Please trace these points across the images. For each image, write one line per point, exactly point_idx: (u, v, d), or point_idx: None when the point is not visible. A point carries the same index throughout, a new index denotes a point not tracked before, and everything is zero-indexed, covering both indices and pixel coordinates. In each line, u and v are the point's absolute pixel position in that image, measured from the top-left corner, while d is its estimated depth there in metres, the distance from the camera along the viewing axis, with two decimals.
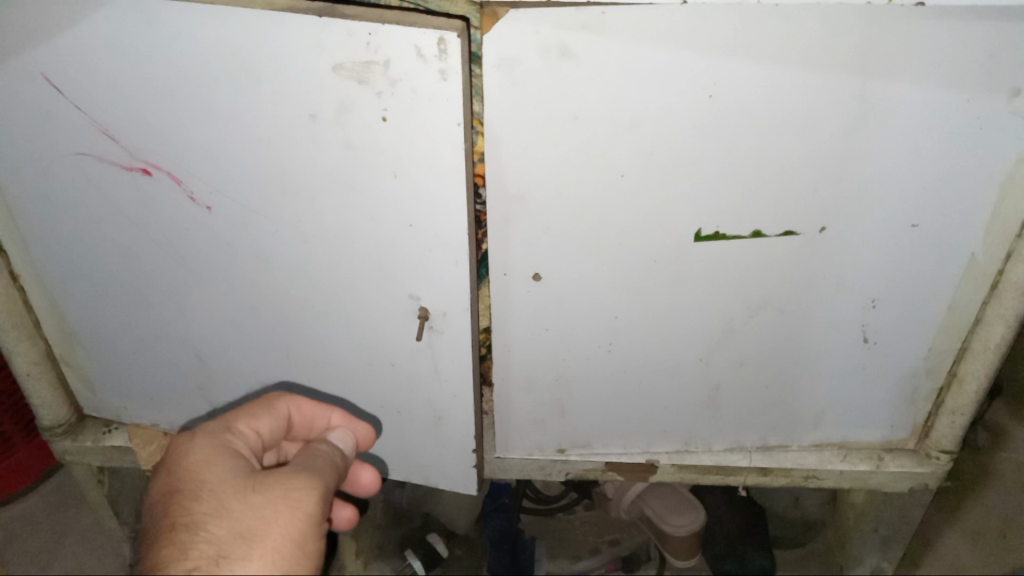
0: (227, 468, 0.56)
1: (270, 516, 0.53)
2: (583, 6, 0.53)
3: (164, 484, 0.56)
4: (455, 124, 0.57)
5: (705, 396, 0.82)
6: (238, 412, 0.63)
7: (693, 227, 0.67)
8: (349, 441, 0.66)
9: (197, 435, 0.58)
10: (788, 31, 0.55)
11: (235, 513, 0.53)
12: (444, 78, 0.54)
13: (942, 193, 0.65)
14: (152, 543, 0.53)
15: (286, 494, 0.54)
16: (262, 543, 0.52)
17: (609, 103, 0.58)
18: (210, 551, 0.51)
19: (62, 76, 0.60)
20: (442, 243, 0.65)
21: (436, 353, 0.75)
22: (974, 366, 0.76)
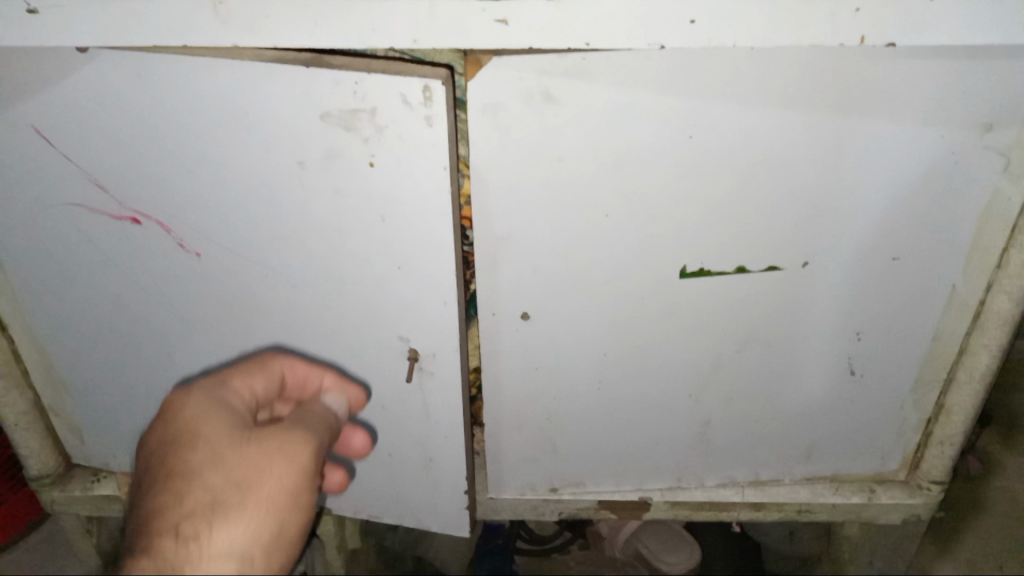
0: (223, 420, 0.55)
1: (266, 469, 0.53)
2: (564, 52, 0.55)
3: (157, 434, 0.55)
4: (442, 167, 0.58)
5: (696, 431, 0.82)
6: (232, 370, 0.62)
7: (678, 264, 0.68)
8: (341, 402, 0.66)
9: (194, 390, 0.57)
10: (763, 71, 0.56)
11: (231, 463, 0.53)
12: (430, 124, 0.55)
13: (920, 226, 0.66)
14: (146, 490, 0.53)
15: (281, 446, 0.54)
16: (256, 496, 0.52)
17: (592, 144, 0.60)
18: (205, 501, 0.51)
19: (50, 128, 0.61)
20: (430, 285, 0.66)
21: (427, 394, 0.75)
22: (961, 396, 0.77)
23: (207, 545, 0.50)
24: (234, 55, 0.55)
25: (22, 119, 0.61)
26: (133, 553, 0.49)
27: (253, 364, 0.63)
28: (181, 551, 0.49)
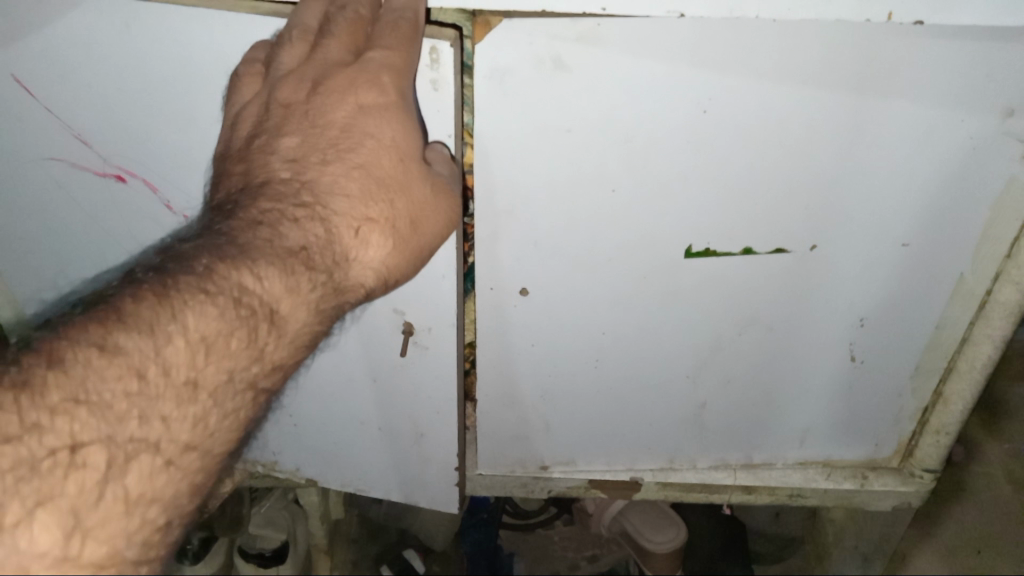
0: (410, 136, 0.52)
1: (435, 218, 0.54)
2: (579, 17, 0.52)
3: (343, 113, 0.51)
4: (446, 135, 0.55)
5: (692, 412, 0.81)
6: (404, 30, 0.50)
7: (684, 244, 0.66)
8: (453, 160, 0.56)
9: (388, 79, 0.50)
10: (786, 45, 0.54)
11: (413, 191, 0.52)
12: (435, 88, 0.53)
13: (932, 213, 0.65)
14: (325, 162, 0.51)
15: (448, 202, 0.54)
16: (421, 235, 0.54)
17: (602, 115, 0.57)
18: (384, 217, 0.52)
19: (30, 76, 0.57)
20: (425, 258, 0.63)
21: (420, 368, 0.73)
22: (960, 386, 0.76)
23: (370, 258, 0.52)
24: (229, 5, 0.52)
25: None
26: (304, 218, 0.50)
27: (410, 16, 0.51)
28: (353, 244, 0.51)
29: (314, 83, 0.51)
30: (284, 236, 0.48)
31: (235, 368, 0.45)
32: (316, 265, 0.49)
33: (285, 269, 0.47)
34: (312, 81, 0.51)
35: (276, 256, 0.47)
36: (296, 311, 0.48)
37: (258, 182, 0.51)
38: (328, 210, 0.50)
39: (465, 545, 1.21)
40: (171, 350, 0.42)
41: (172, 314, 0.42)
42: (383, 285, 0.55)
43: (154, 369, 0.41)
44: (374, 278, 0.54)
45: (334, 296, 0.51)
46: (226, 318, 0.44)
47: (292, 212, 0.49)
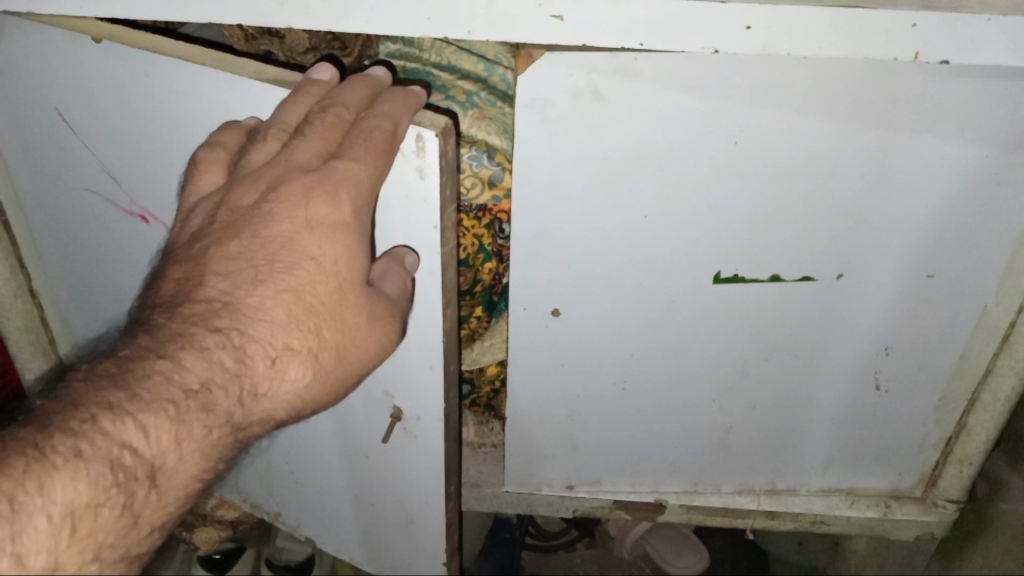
0: (353, 263, 0.52)
1: (364, 343, 0.54)
2: (617, 51, 0.55)
3: (288, 225, 0.50)
4: (431, 227, 0.56)
5: (717, 436, 0.82)
6: (377, 146, 0.50)
7: (712, 269, 0.68)
8: (399, 280, 0.56)
9: (344, 198, 0.50)
10: (814, 81, 0.56)
11: (344, 320, 0.53)
12: (421, 176, 0.53)
13: (956, 245, 0.66)
14: (254, 283, 0.50)
15: (384, 323, 0.55)
16: (343, 365, 0.54)
17: (638, 142, 0.59)
18: (305, 347, 0.51)
19: (97, 105, 0.62)
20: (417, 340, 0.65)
21: (409, 449, 0.76)
22: (983, 417, 0.77)
23: (285, 386, 0.51)
24: (235, 68, 0.55)
25: (73, 93, 0.62)
26: (217, 345, 0.48)
27: (388, 130, 0.50)
28: (267, 375, 0.50)
29: (267, 187, 0.50)
30: (184, 373, 0.46)
31: (109, 540, 0.43)
32: (222, 397, 0.48)
33: (176, 416, 0.45)
34: (263, 189, 0.51)
35: (169, 397, 0.45)
36: (186, 459, 0.46)
37: (194, 282, 0.50)
38: (244, 336, 0.49)
39: (487, 566, 1.22)
40: (30, 529, 0.40)
41: (38, 485, 0.40)
42: (296, 412, 0.54)
43: (7, 558, 0.39)
44: (285, 407, 0.53)
45: (236, 433, 0.49)
46: (99, 486, 0.42)
47: (203, 340, 0.48)
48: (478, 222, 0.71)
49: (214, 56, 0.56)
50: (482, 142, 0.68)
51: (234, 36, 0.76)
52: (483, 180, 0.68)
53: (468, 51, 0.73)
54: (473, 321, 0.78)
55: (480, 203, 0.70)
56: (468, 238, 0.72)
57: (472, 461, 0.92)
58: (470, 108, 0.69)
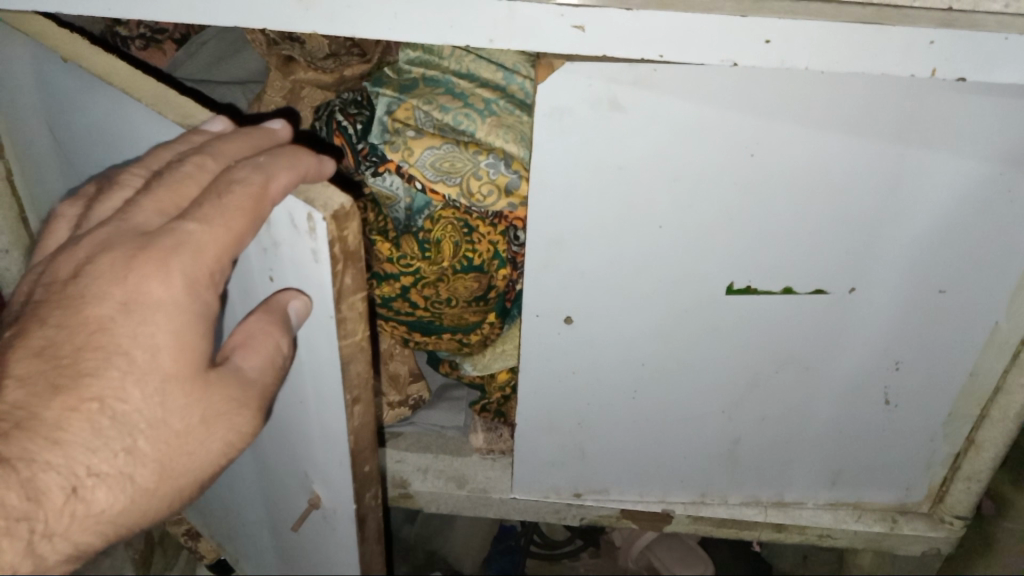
0: (179, 355, 0.48)
1: (196, 446, 0.51)
2: (636, 62, 0.55)
3: (101, 308, 0.46)
4: (328, 315, 0.53)
5: (726, 447, 0.82)
6: (238, 205, 0.47)
7: (725, 281, 0.68)
8: (251, 362, 0.53)
9: (173, 272, 0.46)
10: (830, 95, 0.57)
11: (167, 426, 0.49)
12: (315, 259, 0.50)
13: (968, 262, 0.67)
14: (54, 390, 0.44)
15: (223, 418, 0.51)
16: (173, 477, 0.50)
17: (654, 152, 0.60)
18: (114, 468, 0.47)
19: (95, 122, 0.62)
20: (328, 434, 0.63)
21: (326, 535, 0.75)
22: (992, 433, 0.78)
23: (94, 509, 0.47)
24: (171, 110, 0.55)
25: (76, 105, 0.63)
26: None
27: (258, 182, 0.47)
28: (67, 507, 0.45)
29: (94, 256, 0.47)
30: None
31: None
32: (6, 547, 0.43)
33: None
34: (85, 260, 0.48)
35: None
36: None
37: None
38: (33, 467, 0.43)
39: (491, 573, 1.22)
40: None
41: None
42: (115, 531, 0.50)
43: None
44: (98, 533, 0.48)
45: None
46: None
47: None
48: (493, 228, 0.72)
49: (159, 90, 0.56)
50: (499, 150, 0.69)
51: (256, 41, 0.80)
52: (500, 188, 0.68)
53: (487, 59, 0.73)
54: (486, 327, 0.79)
55: (496, 210, 0.70)
56: (482, 246, 0.72)
57: (479, 467, 0.92)
58: (488, 115, 0.70)
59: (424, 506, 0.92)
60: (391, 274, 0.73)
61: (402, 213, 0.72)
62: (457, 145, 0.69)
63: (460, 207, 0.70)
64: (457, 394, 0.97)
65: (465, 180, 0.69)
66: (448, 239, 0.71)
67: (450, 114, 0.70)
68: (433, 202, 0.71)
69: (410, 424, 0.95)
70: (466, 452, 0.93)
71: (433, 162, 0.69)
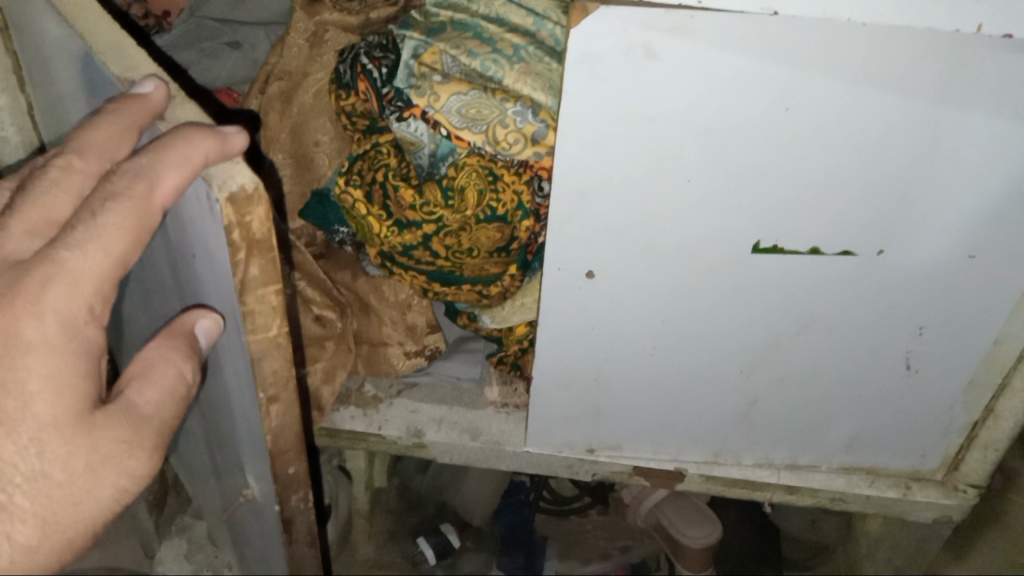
0: (56, 402, 0.44)
1: (86, 498, 0.47)
2: (674, 9, 0.54)
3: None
4: (234, 304, 0.47)
5: (742, 408, 0.82)
6: (115, 223, 0.42)
7: (752, 239, 0.67)
8: (151, 396, 0.49)
9: (45, 311, 0.43)
10: (872, 49, 0.55)
11: (47, 480, 0.45)
12: (218, 243, 0.44)
13: (1001, 228, 0.65)
14: None
15: (116, 464, 0.48)
16: (58, 532, 0.47)
17: (688, 104, 0.59)
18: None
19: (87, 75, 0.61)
20: (251, 430, 0.58)
21: (261, 525, 0.73)
22: (1012, 403, 0.77)
23: None
24: (114, 62, 0.53)
25: (70, 57, 0.63)
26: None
27: (141, 191, 0.43)
28: None
29: None
30: None
31: None
32: None
33: None
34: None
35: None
36: None
37: None
38: None
39: (499, 526, 1.23)
40: None
41: None
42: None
43: None
44: None
45: None
46: None
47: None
48: (518, 178, 0.71)
49: (116, 41, 0.54)
50: (527, 98, 0.67)
51: None
52: (527, 136, 0.67)
53: (517, 4, 0.72)
54: (506, 279, 0.78)
55: (523, 159, 0.68)
56: (506, 195, 0.71)
57: (494, 420, 0.92)
58: (517, 62, 0.68)
59: (437, 456, 0.92)
60: (413, 222, 0.73)
61: (425, 160, 0.72)
62: (484, 91, 0.68)
63: (485, 154, 0.70)
64: (473, 346, 0.98)
65: (491, 128, 0.68)
66: (472, 186, 0.71)
67: (479, 60, 0.68)
68: (458, 148, 0.70)
69: (426, 374, 0.95)
70: (481, 405, 0.93)
71: (459, 108, 0.68)
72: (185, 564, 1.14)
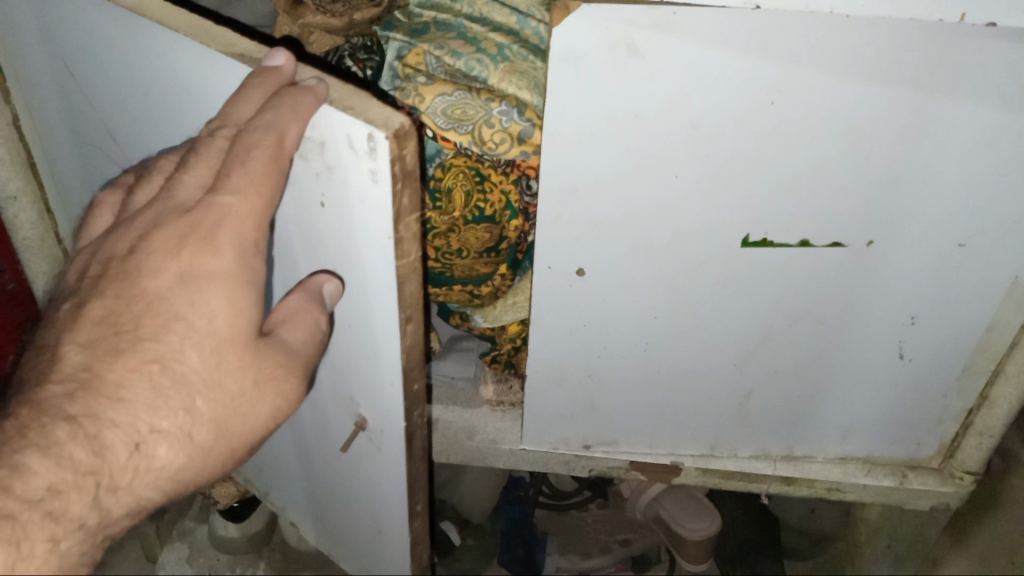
0: (234, 320, 0.51)
1: (249, 410, 0.54)
2: (656, 5, 0.53)
3: (158, 281, 0.49)
4: (385, 237, 0.51)
5: (737, 401, 0.82)
6: (256, 168, 0.48)
7: (741, 233, 0.67)
8: (299, 335, 0.56)
9: (222, 246, 0.49)
10: (855, 41, 0.55)
11: (222, 388, 0.52)
12: (374, 181, 0.48)
13: (991, 214, 0.65)
14: (115, 353, 0.48)
15: (276, 383, 0.55)
16: (225, 435, 0.54)
17: (672, 101, 0.59)
18: (175, 426, 0.50)
19: (119, 77, 0.61)
20: (375, 354, 0.63)
21: (372, 463, 0.77)
22: (1006, 389, 0.77)
23: (156, 460, 0.49)
24: (212, 43, 0.51)
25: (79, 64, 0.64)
26: (67, 439, 0.46)
27: (272, 141, 0.47)
28: (131, 462, 0.48)
29: (141, 234, 0.51)
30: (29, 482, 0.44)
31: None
32: (75, 499, 0.46)
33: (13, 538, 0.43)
34: (139, 237, 0.51)
35: (8, 513, 0.43)
36: None
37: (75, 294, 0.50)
38: (98, 423, 0.47)
39: (499, 522, 1.24)
40: None
41: None
42: (175, 484, 0.53)
43: None
44: (158, 487, 0.51)
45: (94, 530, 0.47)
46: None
47: (54, 435, 0.45)
48: (505, 177, 0.70)
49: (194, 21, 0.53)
50: (512, 97, 0.67)
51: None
52: (512, 136, 0.67)
53: (501, 4, 0.74)
54: (497, 278, 0.79)
55: (509, 158, 0.68)
56: (494, 195, 0.71)
57: (489, 418, 0.92)
58: (501, 61, 0.69)
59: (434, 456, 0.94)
60: None
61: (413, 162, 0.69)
62: (470, 91, 0.67)
63: (471, 154, 0.69)
64: (468, 344, 0.98)
65: (477, 128, 0.67)
66: (459, 188, 0.70)
67: (462, 60, 0.69)
68: (445, 149, 0.69)
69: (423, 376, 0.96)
70: (476, 403, 0.93)
71: (445, 109, 0.67)
72: (185, 567, 1.19)
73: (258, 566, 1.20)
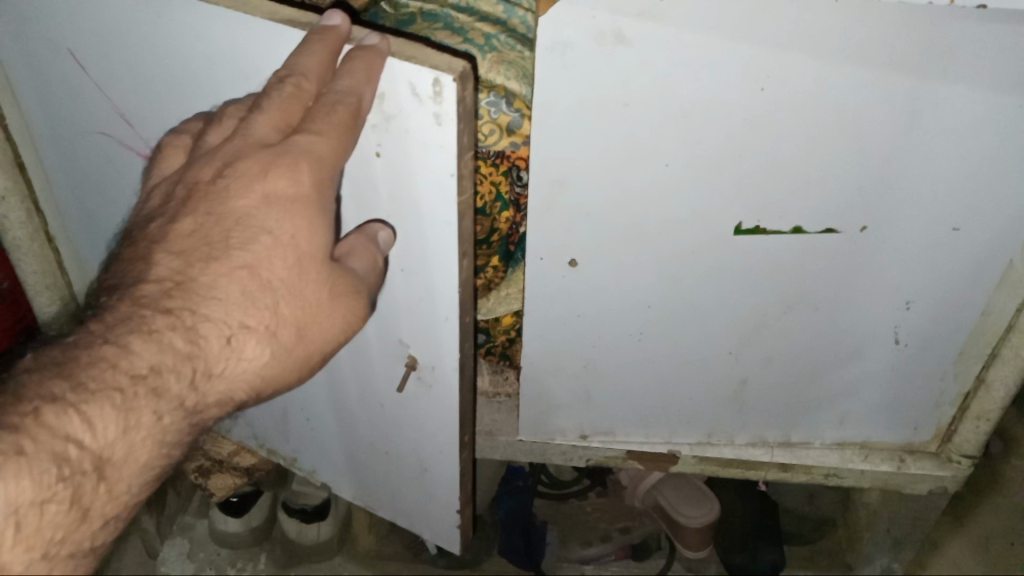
0: (311, 237, 0.54)
1: (324, 320, 0.57)
2: None
3: (245, 201, 0.52)
4: (449, 175, 0.54)
5: (733, 388, 0.82)
6: (335, 118, 0.50)
7: (734, 220, 0.67)
8: (365, 260, 0.59)
9: (298, 173, 0.51)
10: (842, 23, 0.54)
11: (303, 298, 0.55)
12: (439, 122, 0.51)
13: (986, 196, 0.65)
14: (207, 260, 0.52)
15: (345, 298, 0.57)
16: (306, 341, 0.57)
17: (661, 88, 0.58)
18: (261, 324, 0.54)
19: (128, 64, 0.63)
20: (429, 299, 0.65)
21: (424, 401, 0.76)
22: (1002, 372, 0.77)
23: (242, 353, 0.54)
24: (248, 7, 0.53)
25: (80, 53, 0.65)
26: (166, 327, 0.51)
27: (349, 100, 0.50)
28: (221, 354, 0.53)
29: (223, 164, 0.52)
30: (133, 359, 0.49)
31: (59, 536, 0.45)
32: (174, 380, 0.50)
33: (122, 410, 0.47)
34: (222, 165, 0.53)
35: (117, 385, 0.48)
36: (135, 448, 0.48)
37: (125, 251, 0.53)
38: (195, 316, 0.52)
39: (499, 512, 1.24)
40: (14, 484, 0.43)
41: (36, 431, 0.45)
42: (258, 393, 0.57)
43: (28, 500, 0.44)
44: (246, 386, 0.56)
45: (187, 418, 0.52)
46: (43, 483, 0.44)
47: (155, 320, 0.51)
48: (495, 168, 0.71)
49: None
50: (500, 87, 0.67)
51: None
52: (501, 127, 0.68)
53: None
54: (489, 270, 0.79)
55: (499, 150, 0.69)
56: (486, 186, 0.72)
57: (486, 408, 0.93)
58: (489, 51, 0.68)
59: None
60: None
61: None
62: None
63: None
64: None
65: None
66: None
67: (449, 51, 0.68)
68: None
69: None
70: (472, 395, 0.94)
71: None
72: (185, 562, 1.21)
73: (259, 560, 1.21)
